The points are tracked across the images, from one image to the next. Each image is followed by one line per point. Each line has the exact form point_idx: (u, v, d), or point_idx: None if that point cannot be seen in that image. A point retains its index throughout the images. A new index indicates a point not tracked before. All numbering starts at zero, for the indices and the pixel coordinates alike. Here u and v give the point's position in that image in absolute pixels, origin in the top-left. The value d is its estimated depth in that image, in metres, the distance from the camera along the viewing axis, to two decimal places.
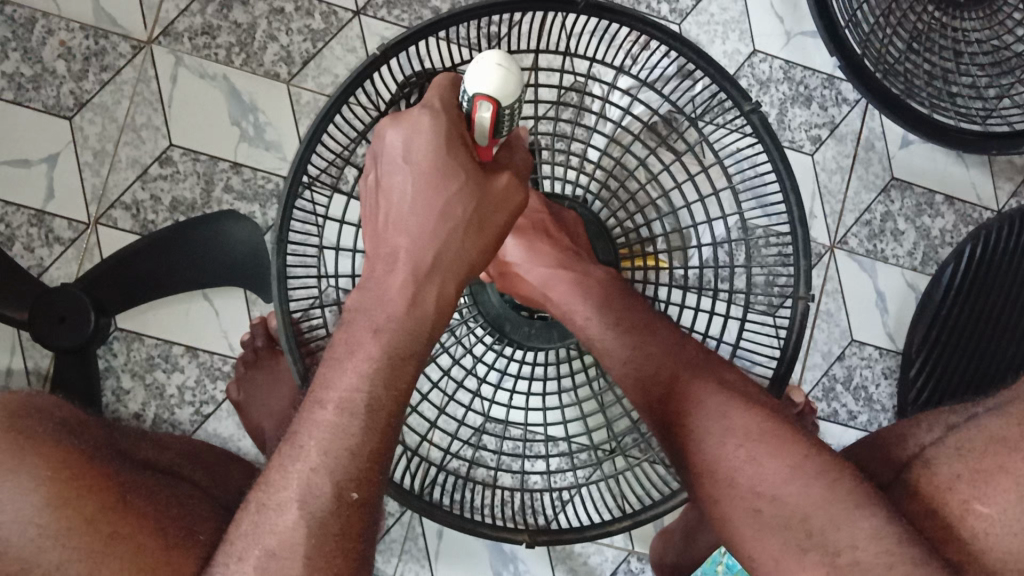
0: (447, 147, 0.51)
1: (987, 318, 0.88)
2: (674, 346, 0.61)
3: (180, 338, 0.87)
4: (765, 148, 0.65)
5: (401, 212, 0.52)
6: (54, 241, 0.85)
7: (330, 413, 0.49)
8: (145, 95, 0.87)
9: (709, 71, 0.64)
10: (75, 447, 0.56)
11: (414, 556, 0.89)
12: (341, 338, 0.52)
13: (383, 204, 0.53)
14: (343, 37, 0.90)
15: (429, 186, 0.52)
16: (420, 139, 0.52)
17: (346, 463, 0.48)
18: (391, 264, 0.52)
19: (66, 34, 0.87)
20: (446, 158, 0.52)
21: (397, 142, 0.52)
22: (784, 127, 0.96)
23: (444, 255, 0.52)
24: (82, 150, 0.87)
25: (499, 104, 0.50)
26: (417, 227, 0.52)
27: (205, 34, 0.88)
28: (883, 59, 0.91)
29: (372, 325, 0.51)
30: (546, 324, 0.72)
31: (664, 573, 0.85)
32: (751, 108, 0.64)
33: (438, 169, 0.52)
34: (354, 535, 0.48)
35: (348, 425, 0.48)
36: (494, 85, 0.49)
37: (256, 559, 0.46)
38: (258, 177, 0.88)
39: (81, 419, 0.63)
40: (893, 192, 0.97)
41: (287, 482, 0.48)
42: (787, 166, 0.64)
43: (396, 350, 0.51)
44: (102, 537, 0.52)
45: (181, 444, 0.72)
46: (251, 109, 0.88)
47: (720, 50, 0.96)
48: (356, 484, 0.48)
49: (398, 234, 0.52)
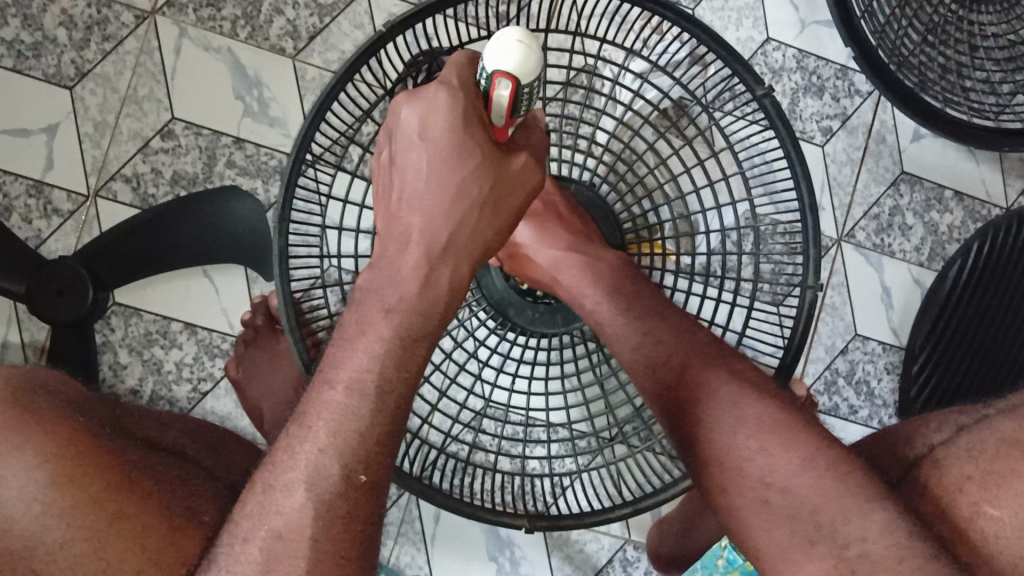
0: (463, 124, 0.50)
1: (994, 315, 0.87)
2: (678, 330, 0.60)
3: (179, 315, 0.86)
4: (777, 134, 0.64)
5: (414, 189, 0.51)
6: (53, 213, 0.84)
7: (340, 395, 0.48)
8: (149, 66, 0.86)
9: (724, 54, 0.63)
10: (79, 422, 0.55)
11: (411, 539, 0.89)
12: (350, 318, 0.51)
13: (397, 180, 0.52)
14: (352, 13, 0.88)
15: (444, 165, 0.51)
16: (435, 117, 0.50)
17: (356, 445, 0.47)
18: (404, 244, 0.51)
19: (68, 2, 0.85)
20: (462, 136, 0.50)
21: (413, 119, 0.51)
22: (796, 116, 0.95)
23: (455, 233, 0.51)
24: (83, 121, 0.85)
25: (518, 82, 0.48)
26: (431, 206, 0.51)
27: (211, 6, 0.86)
28: (898, 50, 0.90)
29: (383, 305, 0.50)
30: (551, 309, 0.71)
31: (660, 562, 0.85)
32: (764, 93, 0.63)
33: (454, 147, 0.50)
34: (361, 518, 0.47)
35: (359, 406, 0.48)
36: (514, 63, 0.48)
37: (262, 541, 0.46)
38: (261, 153, 0.86)
39: (84, 395, 0.61)
40: (903, 186, 0.96)
41: (295, 466, 0.47)
42: (799, 152, 0.63)
43: (408, 332, 0.50)
44: (107, 517, 0.51)
45: (184, 423, 0.71)
46: (256, 83, 0.86)
47: (732, 36, 0.94)
48: (365, 467, 0.47)
49: (411, 213, 0.51)
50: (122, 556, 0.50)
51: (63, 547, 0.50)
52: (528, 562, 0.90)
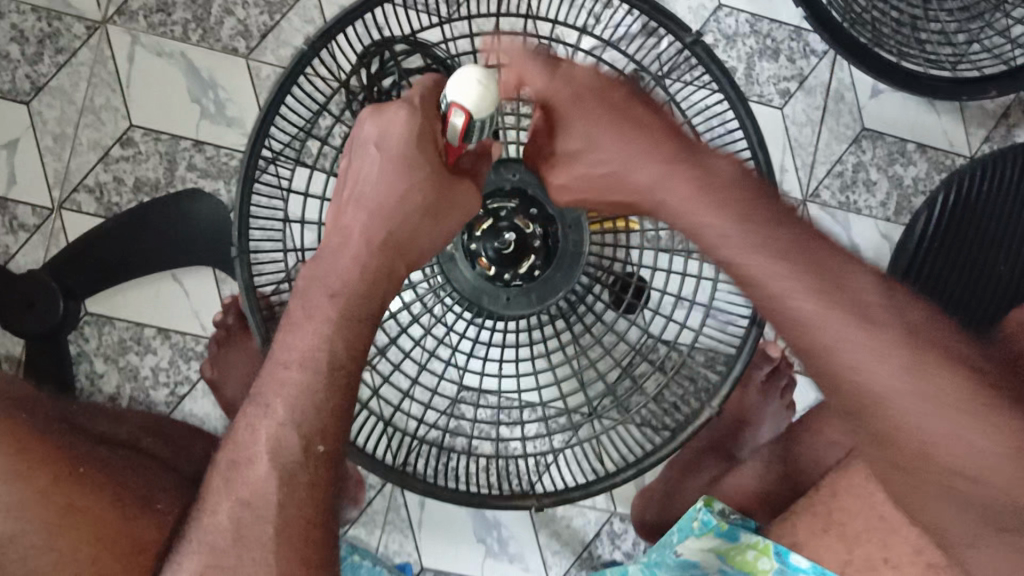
0: (417, 141, 0.52)
1: (961, 261, 0.90)
2: (756, 212, 0.49)
3: (152, 321, 0.86)
4: (712, 75, 0.68)
5: (361, 193, 0.53)
6: (19, 228, 0.84)
7: (295, 373, 0.51)
8: (103, 75, 0.86)
9: (649, 11, 0.67)
10: (23, 419, 0.54)
11: (398, 526, 0.89)
12: (296, 304, 0.53)
13: (348, 185, 0.54)
14: (302, 9, 0.87)
15: (391, 174, 0.52)
16: (393, 130, 0.52)
17: (309, 418, 0.50)
18: (344, 239, 0.53)
19: (18, 17, 0.85)
20: (415, 153, 0.52)
21: (370, 130, 0.52)
22: (753, 81, 0.95)
23: (395, 234, 0.53)
24: (42, 135, 0.85)
25: (472, 117, 0.50)
26: (374, 210, 0.53)
27: (161, 11, 0.86)
28: (850, 9, 0.91)
29: (327, 290, 0.52)
30: (523, 290, 0.75)
31: (644, 533, 0.88)
32: (692, 40, 0.67)
33: (407, 156, 0.52)
34: (323, 486, 0.50)
35: (314, 381, 0.50)
36: (472, 98, 0.49)
37: (231, 507, 0.49)
38: (220, 154, 0.86)
39: (30, 394, 0.59)
40: (865, 142, 0.96)
41: (257, 447, 0.50)
42: (734, 90, 0.67)
43: (351, 313, 0.52)
44: (56, 509, 0.51)
45: (140, 419, 0.70)
46: (211, 85, 0.86)
47: (684, 6, 0.93)
48: (321, 437, 0.50)
49: (355, 212, 0.53)
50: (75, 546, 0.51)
51: (13, 541, 0.50)
52: (516, 541, 0.91)
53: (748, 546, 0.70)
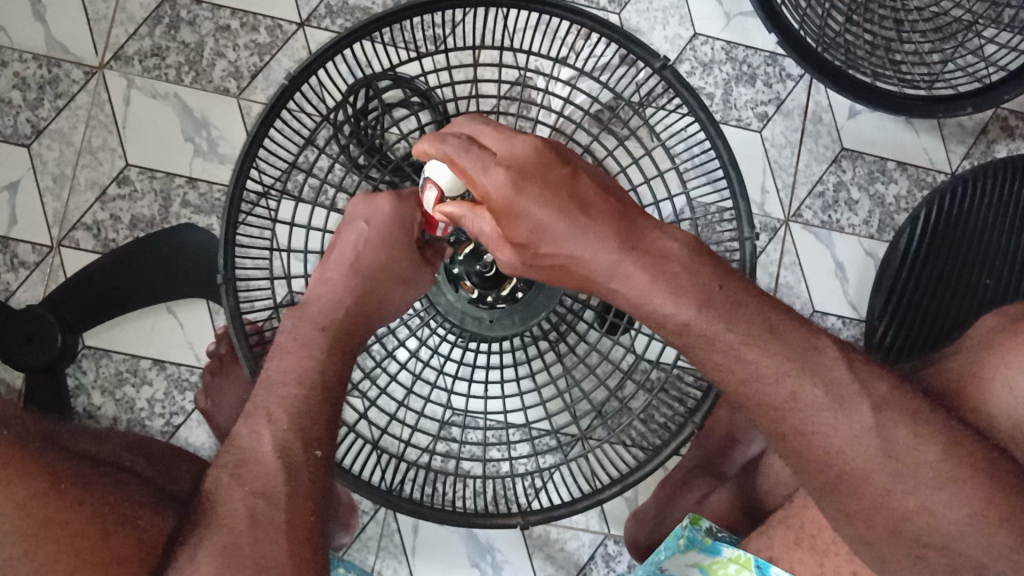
0: (399, 221, 0.61)
1: (946, 276, 0.90)
2: (681, 253, 0.50)
3: (147, 353, 0.88)
4: (682, 97, 0.66)
5: (345, 258, 0.61)
6: (19, 265, 0.87)
7: (292, 388, 0.56)
8: (101, 118, 0.89)
9: (616, 35, 0.65)
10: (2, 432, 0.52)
11: (392, 553, 0.90)
12: (285, 334, 0.59)
13: (334, 253, 0.62)
14: (290, 49, 0.91)
15: (372, 244, 0.61)
16: (381, 209, 0.61)
17: (309, 426, 0.55)
18: (328, 294, 0.60)
19: (20, 65, 0.89)
20: (395, 228, 0.61)
21: (362, 205, 0.62)
22: (731, 106, 0.97)
23: (368, 299, 0.61)
24: (42, 176, 0.88)
25: (444, 194, 0.54)
26: (355, 272, 0.61)
27: (155, 56, 0.90)
28: (823, 34, 0.93)
29: (316, 324, 0.59)
30: (507, 312, 0.74)
31: (638, 553, 0.88)
32: (661, 64, 0.65)
33: (390, 237, 0.61)
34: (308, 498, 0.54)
35: (309, 398, 0.56)
36: (445, 180, 0.53)
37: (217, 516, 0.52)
38: (213, 190, 0.89)
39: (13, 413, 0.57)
40: (845, 162, 0.98)
41: (262, 454, 0.54)
42: (706, 110, 0.65)
43: (339, 342, 0.59)
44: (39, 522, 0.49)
45: (124, 438, 0.75)
46: (204, 125, 0.90)
47: (661, 35, 0.96)
48: (319, 443, 0.56)
49: (337, 274, 0.61)
50: (50, 556, 0.47)
51: None
52: (510, 565, 0.91)
53: (730, 560, 0.68)
